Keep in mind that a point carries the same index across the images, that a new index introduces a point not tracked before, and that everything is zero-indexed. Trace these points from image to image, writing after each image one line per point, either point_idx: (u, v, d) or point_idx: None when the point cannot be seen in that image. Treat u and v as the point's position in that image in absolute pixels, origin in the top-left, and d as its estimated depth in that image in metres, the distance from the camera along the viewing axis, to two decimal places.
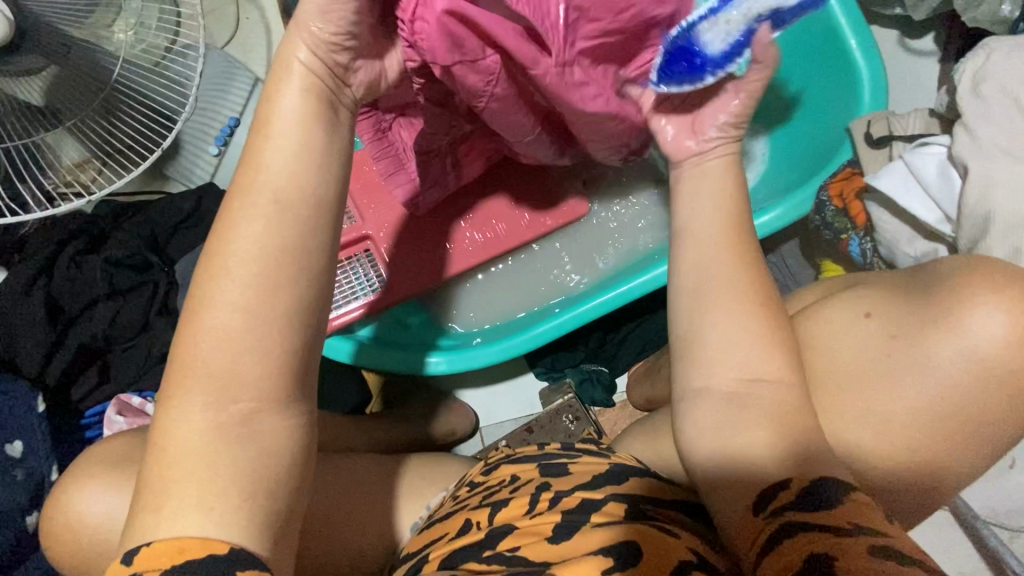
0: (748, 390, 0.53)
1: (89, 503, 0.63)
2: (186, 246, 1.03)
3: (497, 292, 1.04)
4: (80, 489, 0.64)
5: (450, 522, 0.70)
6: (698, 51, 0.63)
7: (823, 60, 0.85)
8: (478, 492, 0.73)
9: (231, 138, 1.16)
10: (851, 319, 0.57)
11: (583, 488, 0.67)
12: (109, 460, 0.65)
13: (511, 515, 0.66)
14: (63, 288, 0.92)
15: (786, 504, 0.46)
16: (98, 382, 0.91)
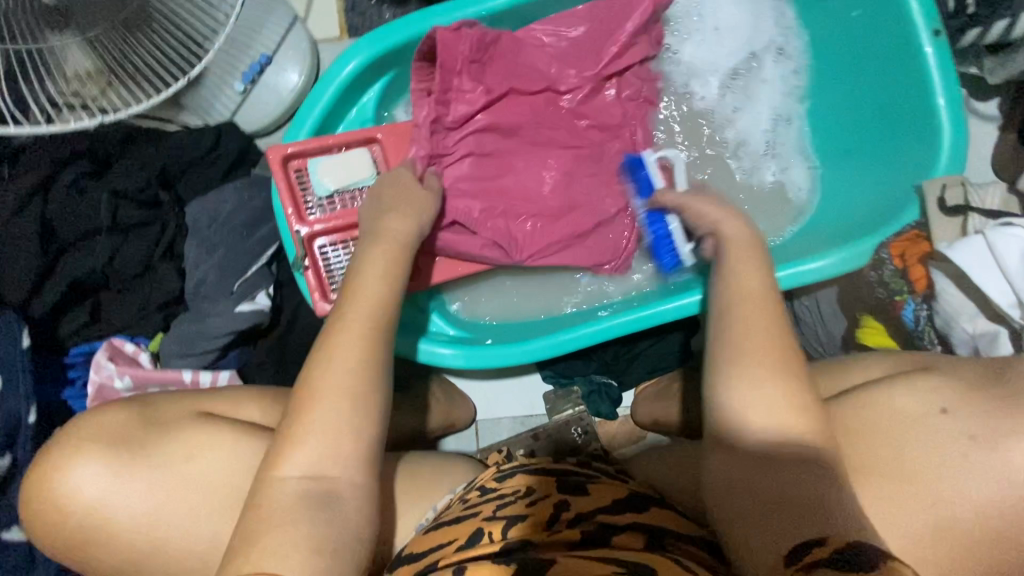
0: (778, 454, 0.54)
1: (86, 471, 0.64)
2: (200, 187, 0.96)
3: (520, 292, 0.99)
4: (63, 468, 0.64)
5: (460, 528, 0.67)
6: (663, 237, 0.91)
7: (909, 118, 0.82)
8: (491, 499, 0.71)
9: (259, 77, 1.08)
10: (927, 412, 0.55)
11: (602, 511, 0.68)
12: (107, 433, 0.66)
13: (527, 532, 0.64)
14: (61, 215, 0.85)
15: (830, 558, 0.47)
16: (86, 321, 0.83)
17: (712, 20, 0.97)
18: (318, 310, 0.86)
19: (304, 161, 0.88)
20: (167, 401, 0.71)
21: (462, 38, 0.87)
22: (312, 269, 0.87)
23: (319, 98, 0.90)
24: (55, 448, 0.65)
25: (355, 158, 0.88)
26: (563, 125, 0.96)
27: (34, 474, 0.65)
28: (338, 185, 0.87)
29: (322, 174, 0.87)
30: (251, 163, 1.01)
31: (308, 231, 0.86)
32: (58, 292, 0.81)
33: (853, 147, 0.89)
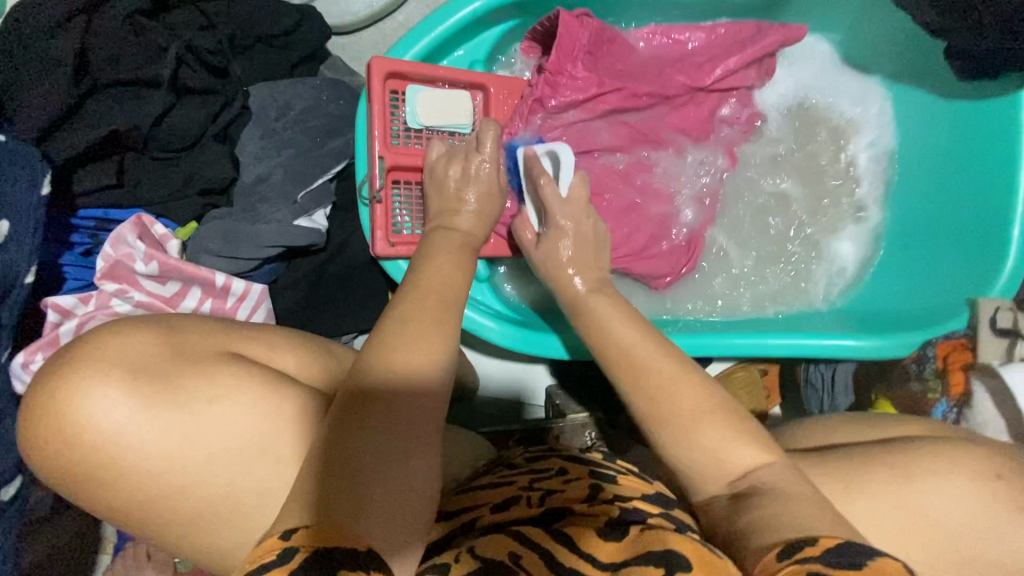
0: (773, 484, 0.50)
1: (94, 407, 0.49)
2: (263, 68, 0.83)
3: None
4: (75, 384, 0.49)
5: (493, 493, 0.66)
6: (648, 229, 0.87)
7: (978, 230, 0.87)
8: (524, 472, 0.70)
9: None
10: (981, 475, 0.54)
11: (638, 497, 0.64)
12: (126, 359, 0.51)
13: (564, 502, 0.63)
14: (104, 47, 0.70)
15: (786, 550, 0.43)
16: (108, 186, 0.70)
17: (822, 81, 0.99)
18: (377, 249, 0.78)
19: (404, 84, 0.81)
20: (195, 326, 0.58)
21: (585, 26, 0.81)
22: (383, 206, 0.79)
23: (433, 25, 0.81)
24: (55, 368, 0.51)
25: (455, 99, 0.83)
26: (661, 130, 0.92)
27: (45, 375, 0.50)
28: (431, 122, 0.82)
29: (420, 104, 0.81)
30: (323, 58, 0.89)
31: (392, 161, 0.79)
32: (86, 140, 0.67)
33: (915, 239, 0.95)
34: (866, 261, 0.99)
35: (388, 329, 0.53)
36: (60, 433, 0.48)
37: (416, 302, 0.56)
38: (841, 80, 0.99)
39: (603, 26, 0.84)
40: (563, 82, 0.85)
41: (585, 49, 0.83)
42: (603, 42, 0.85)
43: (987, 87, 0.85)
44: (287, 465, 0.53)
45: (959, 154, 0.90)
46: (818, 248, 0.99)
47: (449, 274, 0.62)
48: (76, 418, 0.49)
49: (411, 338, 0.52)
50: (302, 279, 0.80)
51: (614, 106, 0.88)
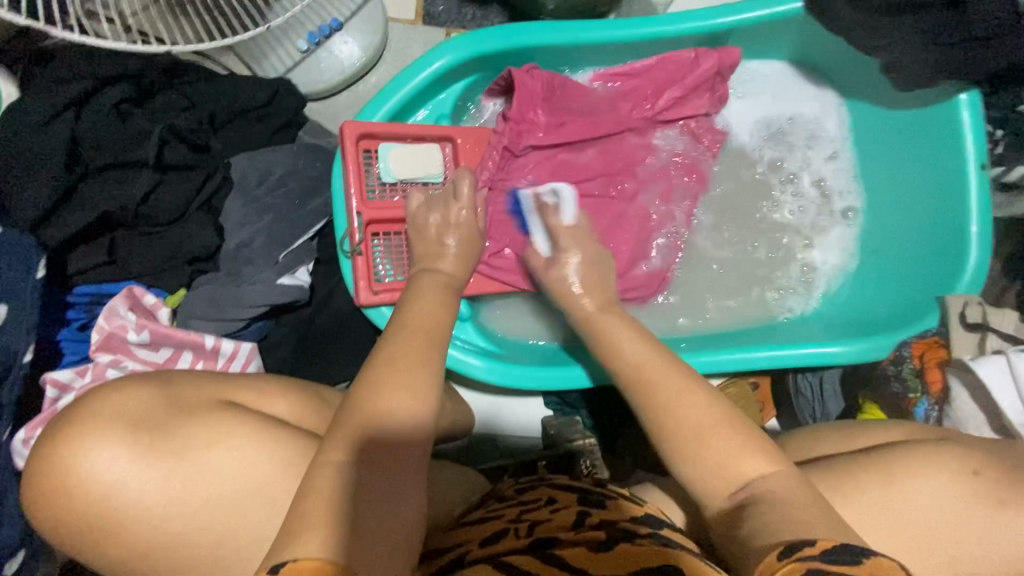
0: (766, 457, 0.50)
1: (97, 464, 0.51)
2: (244, 138, 0.88)
3: (547, 311, 0.99)
4: (72, 453, 0.51)
5: (484, 527, 0.68)
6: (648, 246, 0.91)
7: (939, 233, 0.90)
8: (515, 505, 0.73)
9: (324, 42, 1.03)
10: (956, 470, 0.56)
11: (625, 519, 0.66)
12: (125, 416, 0.53)
13: (552, 530, 0.64)
14: (94, 135, 0.76)
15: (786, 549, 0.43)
16: (101, 263, 0.74)
17: (776, 102, 1.03)
18: (361, 298, 0.82)
19: (376, 144, 0.86)
20: (190, 382, 0.60)
21: (537, 77, 0.88)
22: (364, 257, 0.83)
23: (397, 88, 0.87)
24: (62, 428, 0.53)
25: (424, 152, 0.88)
26: (624, 163, 0.97)
27: (46, 447, 0.52)
28: (403, 175, 0.87)
29: (392, 160, 0.86)
30: (301, 124, 0.95)
31: (369, 215, 0.83)
32: (78, 223, 0.72)
33: (882, 247, 0.98)
34: (840, 273, 1.01)
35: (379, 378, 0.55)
36: (65, 490, 0.51)
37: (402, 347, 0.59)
38: (795, 99, 1.03)
39: (555, 75, 0.90)
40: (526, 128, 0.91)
41: (541, 96, 0.89)
42: (558, 89, 0.91)
43: (928, 95, 0.90)
44: (274, 519, 0.55)
45: (912, 161, 0.94)
46: (793, 259, 1.01)
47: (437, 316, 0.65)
48: (81, 476, 0.51)
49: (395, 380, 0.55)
50: (290, 334, 0.83)
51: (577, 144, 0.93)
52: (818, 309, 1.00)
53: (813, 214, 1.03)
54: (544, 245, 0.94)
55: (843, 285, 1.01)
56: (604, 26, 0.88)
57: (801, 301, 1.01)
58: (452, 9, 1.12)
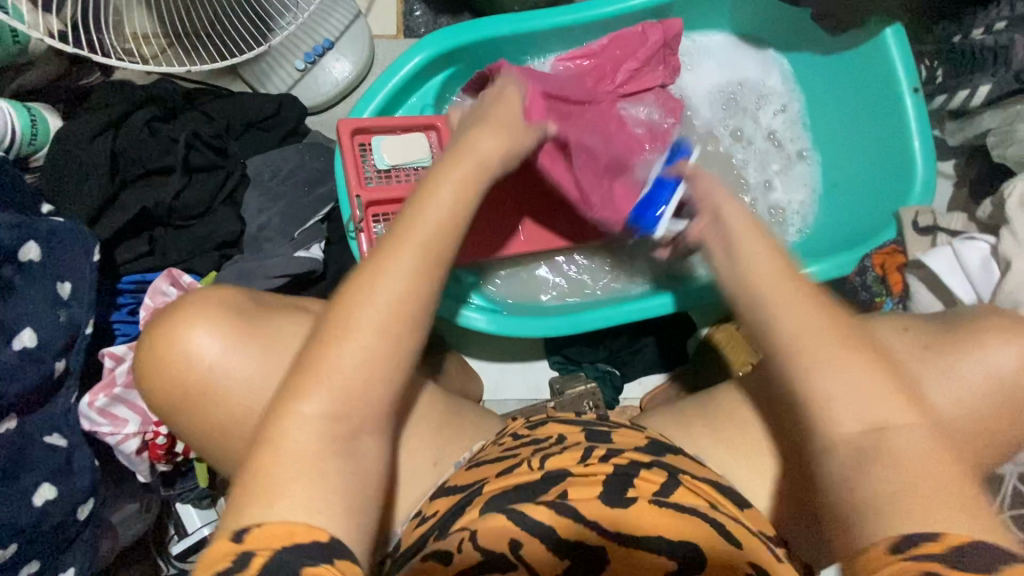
0: (878, 439, 0.49)
1: (194, 344, 0.62)
2: (257, 145, 1.01)
3: (536, 273, 1.10)
4: (180, 332, 0.62)
5: (497, 464, 0.70)
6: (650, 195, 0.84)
7: (889, 157, 0.97)
8: (526, 443, 0.74)
9: (319, 59, 1.17)
10: (894, 327, 0.64)
11: (630, 450, 0.69)
12: (222, 306, 0.64)
13: (562, 463, 0.67)
14: (129, 148, 0.89)
15: (904, 541, 0.44)
16: (144, 253, 0.86)
17: (725, 65, 1.12)
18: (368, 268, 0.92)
19: (369, 137, 0.97)
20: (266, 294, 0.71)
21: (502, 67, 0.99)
22: (366, 234, 0.93)
23: (384, 85, 0.99)
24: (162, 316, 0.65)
25: (412, 140, 0.98)
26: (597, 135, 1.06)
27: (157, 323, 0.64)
28: (394, 162, 0.97)
29: (384, 149, 0.96)
30: (304, 132, 1.07)
31: (368, 197, 0.92)
32: (122, 220, 0.84)
33: (841, 182, 1.05)
34: (807, 211, 1.08)
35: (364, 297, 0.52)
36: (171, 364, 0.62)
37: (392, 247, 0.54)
38: (742, 59, 1.12)
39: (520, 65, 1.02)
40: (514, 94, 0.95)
41: None
42: None
43: (857, 35, 0.99)
44: None
45: (856, 99, 1.02)
46: (762, 203, 1.08)
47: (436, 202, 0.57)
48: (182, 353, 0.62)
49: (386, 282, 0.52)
50: None
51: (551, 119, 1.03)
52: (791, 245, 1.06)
53: (776, 161, 1.10)
54: (534, 210, 1.02)
55: (810, 222, 1.08)
56: (557, 12, 1.01)
57: (774, 240, 1.07)
58: (429, 21, 1.26)
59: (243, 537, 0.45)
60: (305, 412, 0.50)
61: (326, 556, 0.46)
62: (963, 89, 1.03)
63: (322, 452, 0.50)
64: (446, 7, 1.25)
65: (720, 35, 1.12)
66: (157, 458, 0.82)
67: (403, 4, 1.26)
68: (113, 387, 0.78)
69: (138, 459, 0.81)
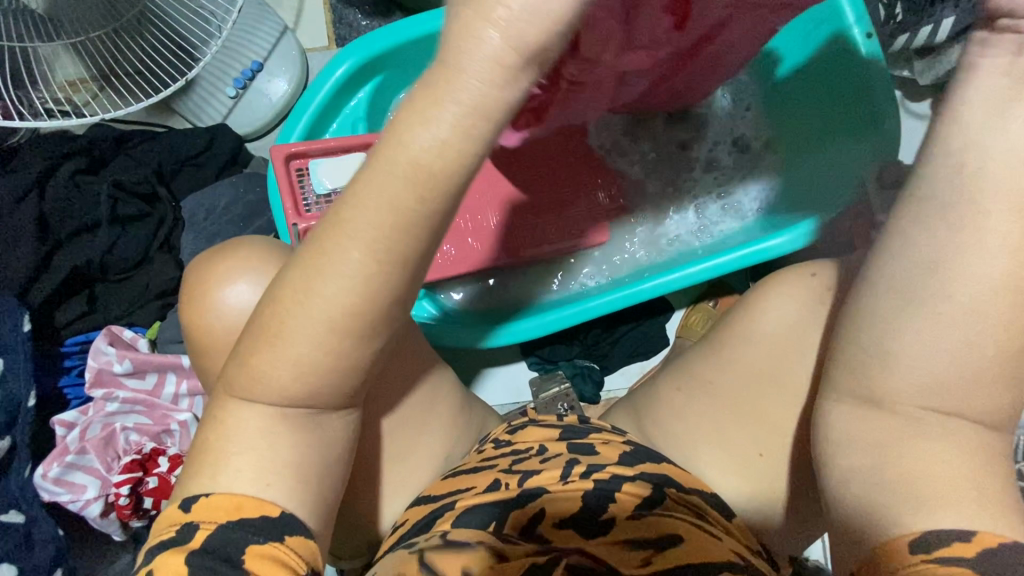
0: (934, 422, 0.42)
1: (232, 294, 0.60)
2: (193, 184, 0.97)
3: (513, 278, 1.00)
4: (209, 286, 0.60)
5: (475, 475, 0.62)
6: None
7: (847, 111, 0.89)
8: (505, 452, 0.66)
9: (250, 82, 1.12)
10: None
11: (614, 462, 0.62)
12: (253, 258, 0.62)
13: (541, 482, 0.60)
14: (58, 207, 0.86)
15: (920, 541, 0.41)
16: (84, 311, 0.85)
17: None
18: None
19: (306, 161, 0.93)
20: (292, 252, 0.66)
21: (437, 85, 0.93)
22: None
23: (312, 100, 0.94)
24: (199, 270, 0.63)
25: (351, 162, 0.93)
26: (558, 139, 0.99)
27: (194, 274, 0.62)
28: (336, 185, 0.92)
29: (323, 174, 0.92)
30: (245, 161, 1.02)
31: (304, 225, 0.88)
32: (57, 282, 0.82)
33: (799, 143, 0.98)
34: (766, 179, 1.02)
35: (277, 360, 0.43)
36: (209, 323, 0.60)
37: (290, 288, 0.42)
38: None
39: None
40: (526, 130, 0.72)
41: None
42: None
43: None
44: None
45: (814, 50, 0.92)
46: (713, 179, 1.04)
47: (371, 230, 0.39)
48: (221, 306, 0.60)
49: (300, 336, 0.42)
50: None
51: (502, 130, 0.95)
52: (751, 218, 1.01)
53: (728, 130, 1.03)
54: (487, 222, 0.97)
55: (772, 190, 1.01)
56: None
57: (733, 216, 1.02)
58: (359, 26, 1.20)
59: (190, 506, 0.44)
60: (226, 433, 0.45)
61: (278, 533, 0.45)
62: (925, 25, 0.96)
63: (251, 446, 0.46)
64: (376, 11, 1.20)
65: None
66: (126, 518, 0.78)
67: (332, 12, 1.20)
68: (68, 453, 0.77)
69: (105, 521, 0.77)
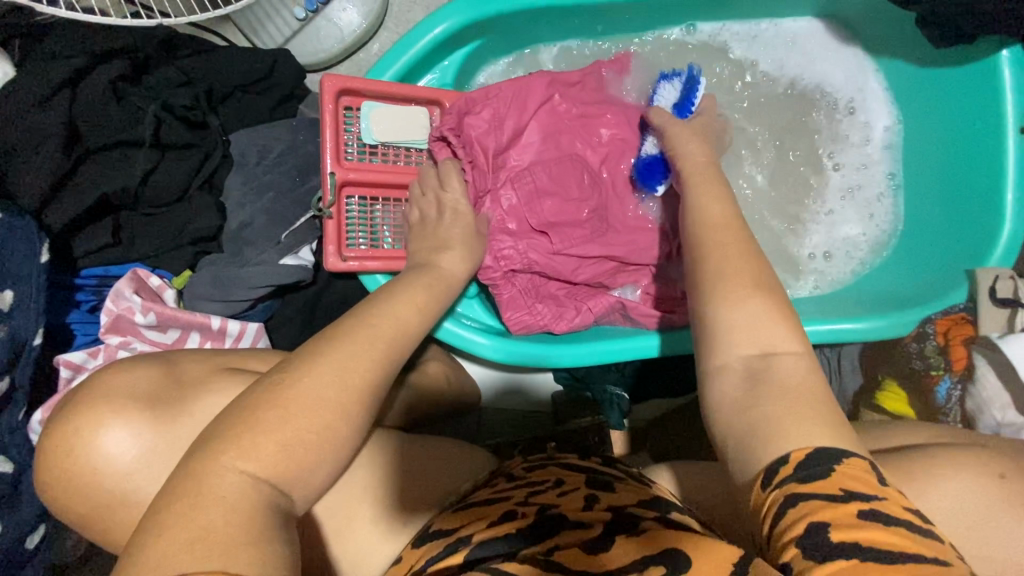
0: None
1: (101, 454, 0.57)
2: (245, 115, 0.85)
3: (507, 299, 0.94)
4: (81, 437, 0.57)
5: (489, 507, 0.59)
6: (651, 159, 0.84)
7: (971, 203, 0.82)
8: (521, 485, 0.63)
9: (322, 7, 0.98)
10: (992, 484, 0.53)
11: (631, 502, 0.57)
12: (131, 399, 0.59)
13: (560, 512, 0.55)
14: (90, 114, 0.74)
15: None
16: (106, 244, 0.75)
17: (821, 69, 0.94)
18: (331, 264, 0.77)
19: (359, 101, 0.81)
20: (190, 361, 0.67)
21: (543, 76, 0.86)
22: (335, 221, 0.78)
23: (402, 55, 0.83)
24: (52, 438, 0.57)
25: (410, 115, 0.84)
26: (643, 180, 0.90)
27: (49, 437, 0.57)
28: (384, 138, 0.83)
29: (375, 120, 0.82)
30: (302, 96, 0.90)
31: (342, 176, 0.77)
32: (82, 206, 0.72)
33: (899, 219, 0.90)
34: (847, 249, 0.92)
35: (266, 420, 0.46)
36: (79, 488, 0.57)
37: (300, 364, 0.50)
38: (809, 71, 0.94)
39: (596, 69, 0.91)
40: (581, 275, 0.88)
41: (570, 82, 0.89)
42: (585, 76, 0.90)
43: (963, 53, 0.81)
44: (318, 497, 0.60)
45: (950, 128, 0.85)
46: (800, 226, 0.93)
47: (396, 324, 0.59)
48: (96, 459, 0.57)
49: (314, 396, 0.48)
50: (295, 313, 0.82)
51: (594, 127, 0.89)
52: (832, 285, 0.91)
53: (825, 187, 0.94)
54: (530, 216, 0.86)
55: (856, 263, 0.92)
56: None
57: (807, 275, 0.92)
58: None
59: None
60: (240, 476, 0.44)
61: None
62: None
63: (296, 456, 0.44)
64: None
65: (789, 32, 0.95)
66: None
67: None
68: None
69: None
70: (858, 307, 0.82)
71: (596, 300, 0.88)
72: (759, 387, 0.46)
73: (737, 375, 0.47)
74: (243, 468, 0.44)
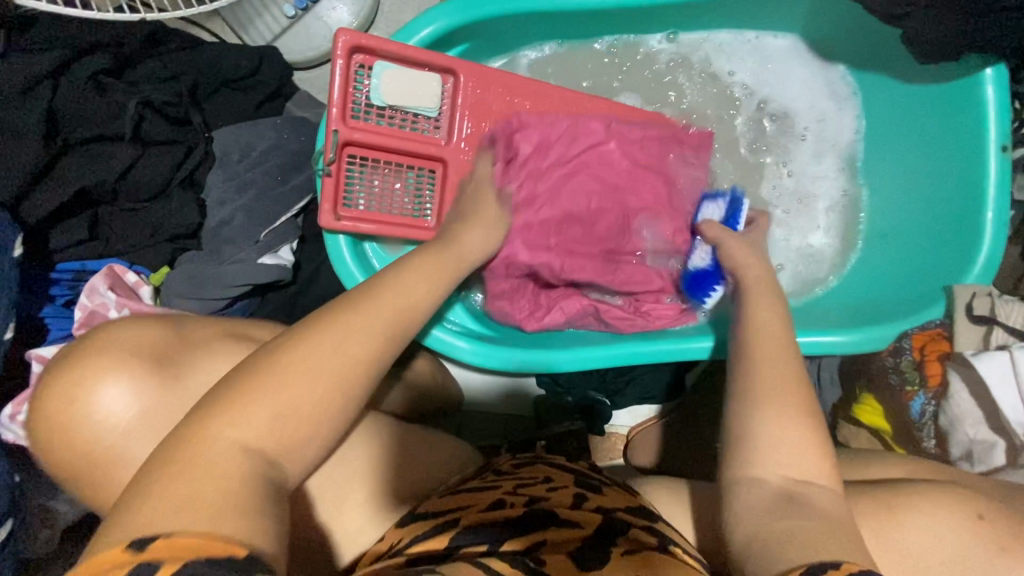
0: None
1: (102, 405, 0.56)
2: (228, 111, 0.84)
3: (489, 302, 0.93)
4: (84, 392, 0.56)
5: (478, 495, 0.58)
6: (700, 274, 0.83)
7: (950, 220, 0.82)
8: (510, 478, 0.63)
9: (313, 6, 0.98)
10: (957, 512, 0.53)
11: (621, 510, 0.56)
12: (136, 354, 0.59)
13: (551, 509, 0.55)
14: (71, 107, 0.73)
15: None
16: (83, 238, 0.75)
17: (805, 82, 0.95)
18: (324, 221, 0.79)
19: (372, 59, 0.79)
20: (197, 324, 0.66)
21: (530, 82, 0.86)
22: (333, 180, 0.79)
23: None
24: (55, 391, 0.57)
25: (424, 81, 0.80)
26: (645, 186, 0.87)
27: (54, 387, 0.57)
28: (394, 102, 0.80)
29: (385, 82, 0.78)
30: (289, 94, 0.89)
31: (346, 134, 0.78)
32: (60, 200, 0.72)
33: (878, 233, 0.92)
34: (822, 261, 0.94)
35: (264, 381, 0.44)
36: (72, 443, 0.56)
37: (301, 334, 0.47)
38: (794, 83, 0.95)
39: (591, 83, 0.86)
40: (570, 271, 0.87)
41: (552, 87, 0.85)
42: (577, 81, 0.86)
43: (949, 70, 0.82)
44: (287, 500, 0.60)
45: (933, 144, 0.85)
46: (777, 237, 0.95)
47: (401, 293, 0.55)
48: (93, 416, 0.56)
49: (315, 361, 0.46)
50: (275, 312, 0.82)
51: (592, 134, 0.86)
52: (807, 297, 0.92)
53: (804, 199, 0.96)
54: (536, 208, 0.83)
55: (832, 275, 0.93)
56: None
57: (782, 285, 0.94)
58: None
59: None
60: (233, 443, 0.42)
61: None
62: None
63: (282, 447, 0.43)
64: None
65: (777, 43, 0.95)
66: None
67: None
68: None
69: None
70: (833, 321, 0.83)
71: (568, 301, 0.89)
72: (795, 505, 0.46)
73: (770, 492, 0.48)
74: (235, 437, 0.42)
